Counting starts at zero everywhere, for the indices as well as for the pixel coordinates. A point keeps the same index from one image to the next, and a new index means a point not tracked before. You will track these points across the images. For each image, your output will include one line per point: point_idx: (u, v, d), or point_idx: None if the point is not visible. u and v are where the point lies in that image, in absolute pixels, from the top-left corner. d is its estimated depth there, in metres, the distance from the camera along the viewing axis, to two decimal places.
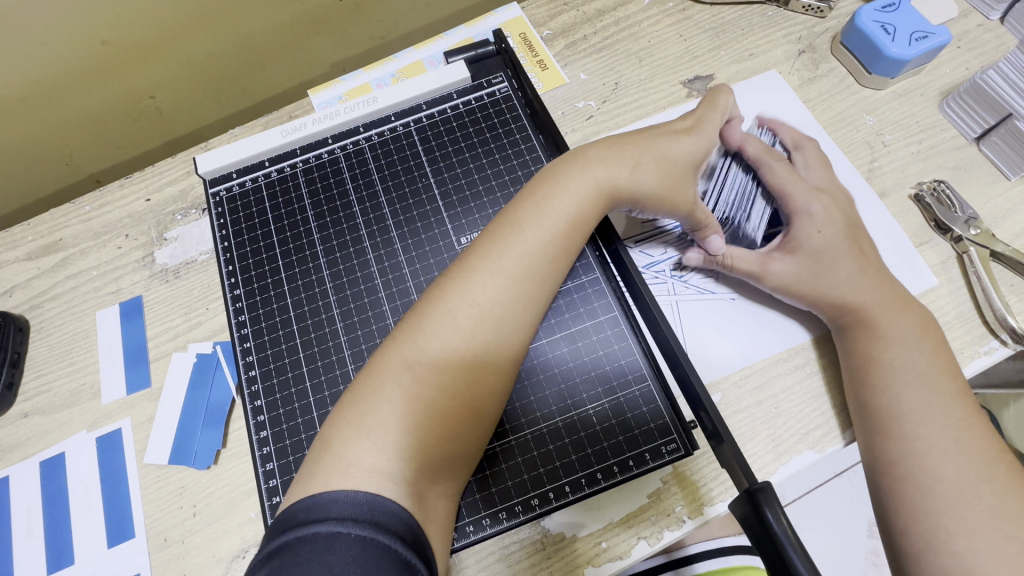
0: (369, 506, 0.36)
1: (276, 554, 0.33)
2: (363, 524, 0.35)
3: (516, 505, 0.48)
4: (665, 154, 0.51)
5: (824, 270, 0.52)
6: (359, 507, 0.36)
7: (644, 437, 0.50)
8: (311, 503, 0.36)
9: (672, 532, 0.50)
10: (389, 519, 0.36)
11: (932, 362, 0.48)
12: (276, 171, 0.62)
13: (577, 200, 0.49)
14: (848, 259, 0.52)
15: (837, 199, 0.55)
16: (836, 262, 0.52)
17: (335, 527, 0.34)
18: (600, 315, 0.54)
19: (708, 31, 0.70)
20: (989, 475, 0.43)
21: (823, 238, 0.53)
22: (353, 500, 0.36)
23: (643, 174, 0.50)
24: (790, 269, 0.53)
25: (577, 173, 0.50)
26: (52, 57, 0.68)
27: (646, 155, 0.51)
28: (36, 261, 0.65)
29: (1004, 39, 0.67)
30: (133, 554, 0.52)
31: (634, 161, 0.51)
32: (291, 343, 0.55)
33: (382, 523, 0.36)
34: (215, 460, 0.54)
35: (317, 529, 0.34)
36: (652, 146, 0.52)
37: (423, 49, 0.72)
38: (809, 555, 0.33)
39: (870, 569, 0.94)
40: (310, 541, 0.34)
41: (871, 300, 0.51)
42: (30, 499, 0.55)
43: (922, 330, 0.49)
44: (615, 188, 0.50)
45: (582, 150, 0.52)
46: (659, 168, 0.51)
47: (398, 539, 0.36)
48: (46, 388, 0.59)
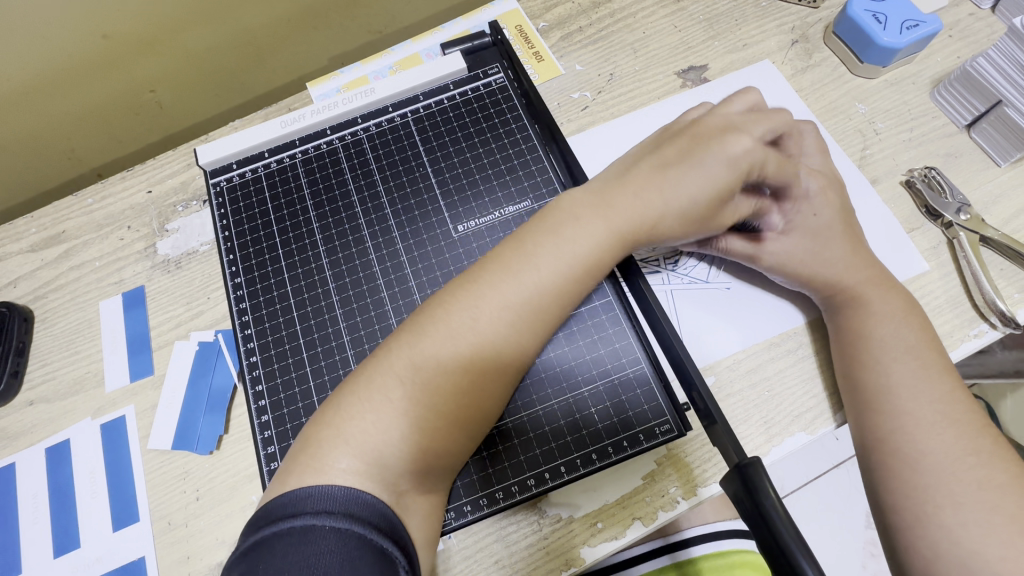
0: (344, 499, 0.38)
1: (256, 548, 0.36)
2: (339, 516, 0.37)
3: (512, 486, 0.49)
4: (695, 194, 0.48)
5: (820, 252, 0.53)
6: (333, 501, 0.38)
7: (638, 419, 0.51)
8: (287, 500, 0.38)
9: (666, 513, 0.51)
10: (365, 510, 0.38)
11: (919, 339, 0.49)
12: (276, 161, 0.63)
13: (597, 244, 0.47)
14: (842, 240, 0.53)
15: (831, 180, 0.55)
16: (830, 242, 0.53)
17: (310, 520, 0.36)
18: (594, 300, 0.55)
19: (702, 22, 0.70)
20: (976, 451, 0.44)
21: (817, 219, 0.53)
22: (327, 495, 0.38)
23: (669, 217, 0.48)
24: (784, 249, 0.54)
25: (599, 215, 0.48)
26: (56, 50, 0.69)
27: (673, 202, 0.48)
28: (41, 253, 0.65)
29: (995, 27, 0.67)
30: (139, 538, 0.53)
31: (659, 210, 0.48)
32: (291, 330, 0.56)
33: (358, 514, 0.38)
34: (218, 445, 0.55)
35: (294, 524, 0.36)
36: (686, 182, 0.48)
37: (421, 42, 0.72)
38: (815, 556, 0.32)
39: (868, 560, 0.95)
40: (285, 535, 0.36)
41: (861, 280, 0.52)
42: (36, 485, 0.56)
43: (909, 309, 0.50)
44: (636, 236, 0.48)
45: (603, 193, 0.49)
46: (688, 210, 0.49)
47: (374, 528, 0.38)
48: (50, 376, 0.60)
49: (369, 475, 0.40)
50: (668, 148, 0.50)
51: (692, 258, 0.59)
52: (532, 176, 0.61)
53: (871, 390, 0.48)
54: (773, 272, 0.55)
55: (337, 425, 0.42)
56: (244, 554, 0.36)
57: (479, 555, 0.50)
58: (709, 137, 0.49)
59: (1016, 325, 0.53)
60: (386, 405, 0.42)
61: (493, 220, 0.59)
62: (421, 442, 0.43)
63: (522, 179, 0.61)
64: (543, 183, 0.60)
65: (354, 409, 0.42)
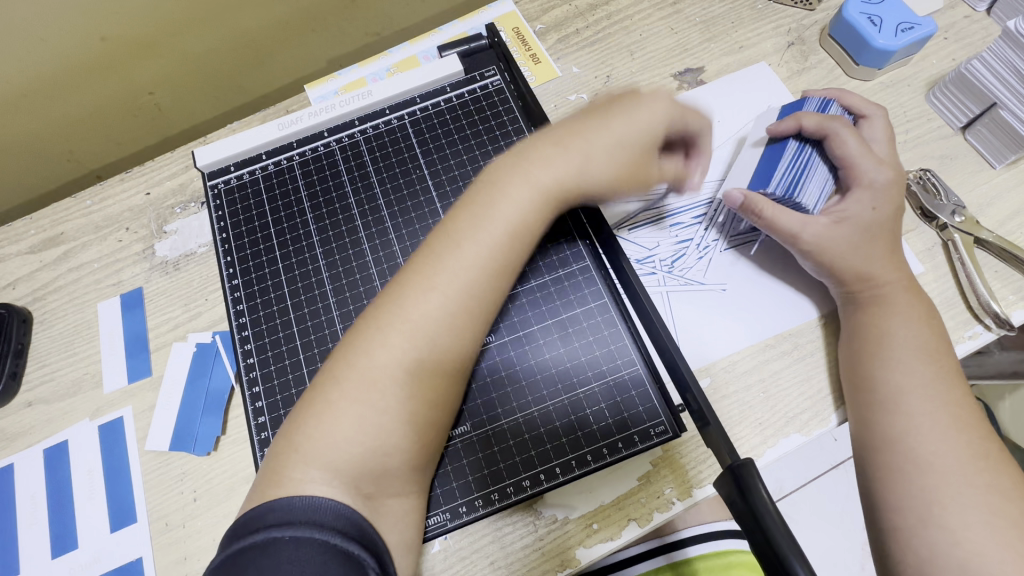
0: (305, 508, 0.38)
1: (221, 566, 0.36)
2: (299, 525, 0.37)
3: (508, 487, 0.50)
4: (620, 139, 0.50)
5: (861, 246, 0.53)
6: (296, 512, 0.38)
7: (633, 420, 0.51)
8: (250, 516, 0.38)
9: (662, 514, 0.51)
10: (329, 517, 0.38)
11: (915, 341, 0.49)
12: (274, 164, 0.63)
13: (523, 207, 0.48)
14: (883, 242, 0.53)
15: (897, 174, 0.55)
16: (875, 242, 0.53)
17: (270, 533, 0.36)
18: (590, 302, 0.55)
19: (698, 25, 0.71)
20: (969, 453, 0.44)
21: (872, 214, 0.53)
22: (291, 506, 0.38)
23: (593, 173, 0.50)
24: (830, 236, 0.53)
25: (521, 177, 0.49)
26: (54, 53, 0.70)
27: (596, 149, 0.50)
28: (39, 254, 0.66)
29: (991, 30, 0.67)
30: (136, 539, 0.53)
31: (583, 159, 0.50)
32: (289, 331, 0.56)
33: (320, 521, 0.38)
34: (215, 447, 0.56)
35: (256, 538, 0.36)
36: (602, 137, 0.50)
37: (418, 44, 0.73)
38: (804, 556, 0.32)
39: (865, 560, 0.95)
40: (249, 550, 0.36)
41: (892, 279, 0.52)
42: (34, 486, 0.56)
43: (919, 313, 0.51)
44: (558, 189, 0.49)
45: (530, 146, 0.51)
46: (611, 162, 0.50)
47: (339, 534, 0.38)
48: (49, 377, 0.60)
49: None
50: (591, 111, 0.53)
51: (689, 260, 0.60)
52: None
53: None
54: (807, 256, 0.55)
55: (333, 427, 0.42)
56: (212, 572, 0.36)
57: (475, 556, 0.50)
58: (630, 94, 0.52)
59: (1010, 327, 0.54)
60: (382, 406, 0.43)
61: None
62: None
63: None
64: None
65: (350, 411, 0.43)
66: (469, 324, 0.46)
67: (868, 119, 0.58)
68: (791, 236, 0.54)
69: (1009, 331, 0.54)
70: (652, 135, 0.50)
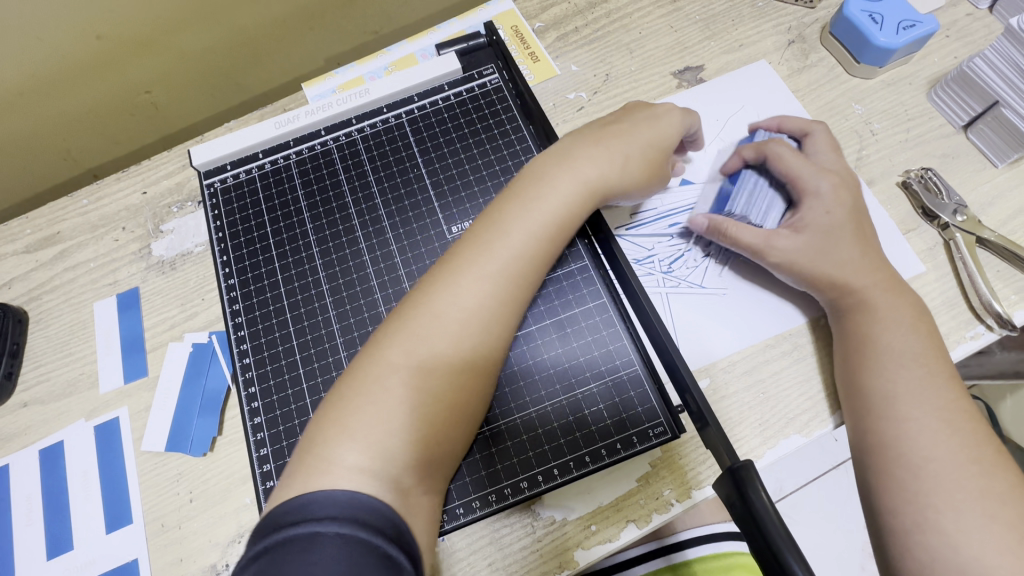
0: (349, 504, 0.36)
1: (259, 558, 0.34)
2: (344, 522, 0.35)
3: (506, 488, 0.49)
4: (651, 142, 0.55)
5: (832, 252, 0.52)
6: (339, 507, 0.36)
7: (632, 421, 0.50)
8: (291, 507, 0.36)
9: (661, 515, 0.50)
10: (370, 515, 0.36)
11: (913, 340, 0.49)
12: (270, 162, 0.63)
13: (575, 200, 0.51)
14: (849, 240, 0.53)
15: (844, 179, 0.55)
16: (840, 242, 0.53)
17: (314, 527, 0.35)
18: (588, 302, 0.55)
19: (699, 22, 0.70)
20: (970, 456, 0.44)
21: (828, 217, 0.53)
22: (333, 500, 0.36)
23: (632, 169, 0.54)
24: (793, 246, 0.53)
25: (569, 174, 0.52)
26: (50, 52, 0.69)
27: (633, 148, 0.54)
28: (35, 254, 0.65)
29: (993, 28, 0.67)
30: (132, 540, 0.53)
31: (623, 156, 0.54)
32: (284, 331, 0.55)
33: (364, 519, 0.36)
34: (211, 447, 0.55)
35: (298, 530, 0.35)
36: (634, 138, 0.55)
37: (416, 42, 0.72)
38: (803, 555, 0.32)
39: (867, 559, 0.94)
40: (290, 543, 0.34)
41: (866, 283, 0.51)
42: (30, 487, 0.56)
43: (910, 313, 0.50)
44: (602, 184, 0.52)
45: (572, 144, 0.54)
46: (644, 158, 0.55)
47: (383, 535, 0.36)
48: (45, 377, 0.60)
49: None
50: (609, 118, 0.57)
51: (689, 262, 0.59)
52: None
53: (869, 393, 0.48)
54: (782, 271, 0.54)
55: (331, 430, 0.42)
56: (246, 565, 0.34)
57: (474, 558, 0.50)
58: (641, 107, 0.58)
59: (1012, 327, 0.53)
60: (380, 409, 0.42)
61: None
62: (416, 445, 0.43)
63: None
64: None
65: (347, 414, 0.42)
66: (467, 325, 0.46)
67: (809, 136, 0.58)
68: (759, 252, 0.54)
69: (1010, 331, 0.54)
70: (671, 141, 0.57)
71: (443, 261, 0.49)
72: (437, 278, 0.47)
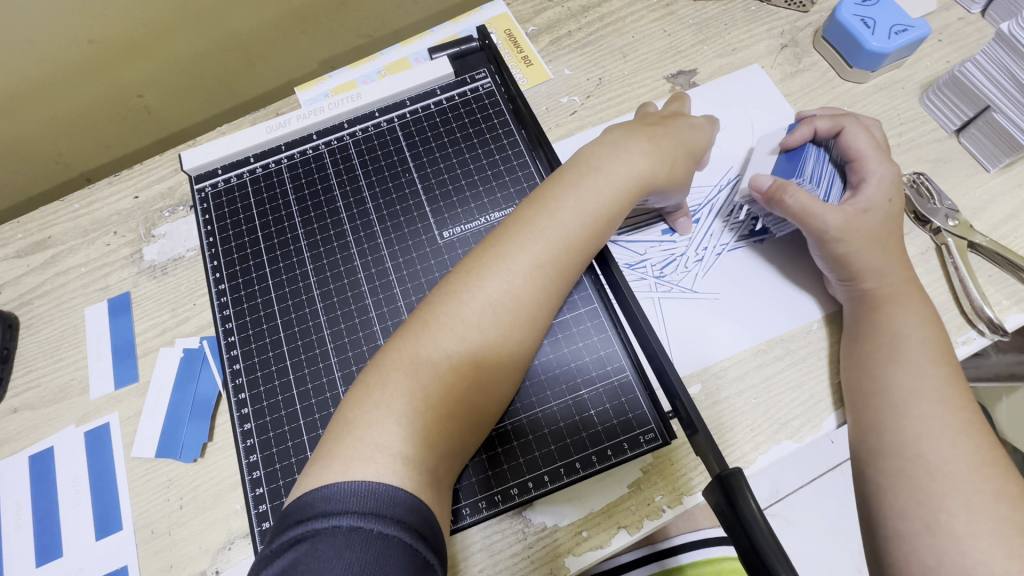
0: (390, 501, 0.36)
1: (299, 545, 0.34)
2: (385, 520, 0.35)
3: (496, 495, 0.49)
4: (691, 152, 0.56)
5: (882, 239, 0.52)
6: (380, 502, 0.35)
7: (623, 427, 0.50)
8: (332, 493, 0.36)
9: (652, 521, 0.50)
10: (408, 516, 0.36)
11: (912, 347, 0.48)
12: (262, 167, 0.63)
13: (624, 202, 0.51)
14: (897, 233, 0.53)
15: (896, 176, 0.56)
16: (893, 232, 0.53)
17: (357, 522, 0.34)
18: (580, 307, 0.55)
19: (692, 26, 0.70)
20: (961, 461, 0.43)
21: (890, 205, 0.53)
22: (374, 494, 0.36)
23: (677, 172, 0.54)
24: (862, 227, 0.52)
25: (623, 172, 0.51)
26: (39, 55, 0.69)
27: (679, 150, 0.54)
28: (26, 259, 0.65)
29: (985, 31, 0.67)
30: (122, 546, 0.53)
31: (671, 158, 0.54)
32: (275, 337, 0.55)
33: (404, 520, 0.35)
34: (201, 453, 0.55)
35: (341, 522, 0.34)
36: (679, 139, 0.55)
37: (409, 46, 0.72)
38: (788, 557, 0.32)
39: (862, 563, 0.94)
40: (331, 533, 0.34)
41: (904, 274, 0.52)
42: (19, 493, 0.56)
43: (925, 317, 0.50)
44: (645, 184, 0.52)
45: (624, 139, 0.53)
46: (686, 162, 0.55)
47: (419, 537, 0.36)
48: (35, 382, 0.60)
49: None
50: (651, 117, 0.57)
51: (681, 268, 0.59)
52: (518, 181, 0.60)
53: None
54: (841, 248, 0.52)
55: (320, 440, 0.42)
56: (286, 548, 0.34)
57: (465, 565, 0.49)
58: (678, 109, 0.59)
59: (1003, 332, 0.53)
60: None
61: (479, 226, 0.59)
62: None
63: (508, 185, 0.60)
64: (527, 188, 0.60)
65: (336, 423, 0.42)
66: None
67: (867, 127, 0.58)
68: (815, 223, 0.53)
69: (1002, 336, 0.54)
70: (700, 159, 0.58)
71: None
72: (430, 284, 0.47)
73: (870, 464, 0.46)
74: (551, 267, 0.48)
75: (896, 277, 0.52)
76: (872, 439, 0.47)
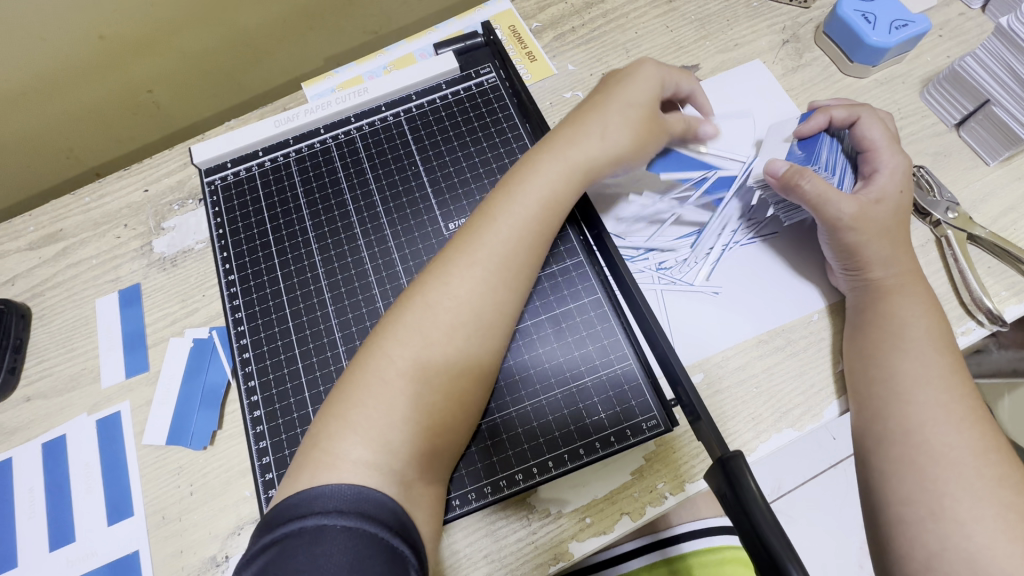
0: (352, 498, 0.38)
1: (268, 550, 0.35)
2: (350, 515, 0.37)
3: (501, 480, 0.50)
4: (630, 102, 0.55)
5: (891, 230, 0.53)
6: (343, 500, 0.38)
7: (627, 414, 0.51)
8: (298, 500, 0.38)
9: (654, 508, 0.51)
10: (373, 509, 0.38)
11: (917, 336, 0.49)
12: (270, 160, 0.64)
13: (554, 181, 0.52)
14: (907, 226, 0.54)
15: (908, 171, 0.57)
16: (902, 225, 0.54)
17: (322, 520, 0.36)
18: (583, 297, 0.55)
19: (694, 22, 0.71)
20: (963, 448, 0.44)
21: (901, 197, 0.54)
22: (336, 494, 0.38)
23: (616, 137, 0.54)
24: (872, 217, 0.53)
25: (551, 158, 0.53)
26: (51, 51, 0.70)
27: (611, 118, 0.54)
28: (38, 251, 0.66)
29: (986, 27, 0.68)
30: (133, 532, 0.54)
31: (602, 130, 0.54)
32: (284, 326, 0.56)
33: (369, 513, 0.38)
34: (211, 441, 0.56)
35: (304, 524, 0.36)
36: (611, 106, 0.55)
37: (414, 42, 0.73)
38: (784, 533, 0.33)
39: (864, 558, 0.95)
40: (297, 535, 0.36)
41: (910, 265, 0.53)
42: (32, 480, 0.57)
43: (927, 307, 0.51)
44: (588, 161, 0.53)
45: (554, 134, 0.55)
46: (627, 125, 0.54)
47: (384, 527, 0.38)
48: (47, 372, 0.61)
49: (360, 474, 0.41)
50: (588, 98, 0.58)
51: (685, 262, 0.60)
52: None
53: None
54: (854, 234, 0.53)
55: (332, 427, 0.43)
56: (255, 556, 0.35)
57: (470, 549, 0.50)
58: (614, 73, 0.59)
59: (1003, 323, 0.54)
60: (377, 403, 0.43)
61: None
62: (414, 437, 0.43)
63: None
64: None
65: (348, 410, 0.43)
66: (470, 323, 0.47)
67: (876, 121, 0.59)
68: (829, 210, 0.53)
69: (1001, 327, 0.54)
70: (651, 97, 0.56)
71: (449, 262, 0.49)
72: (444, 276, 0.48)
73: (872, 452, 0.47)
74: None
75: (900, 266, 0.53)
76: (873, 428, 0.48)
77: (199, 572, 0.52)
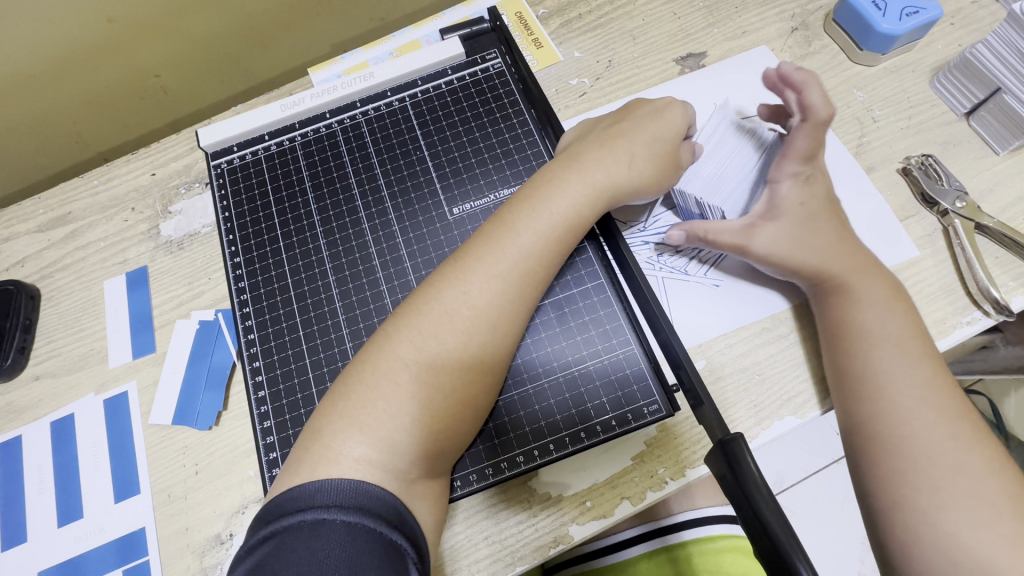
0: (352, 493, 0.39)
1: (267, 541, 0.37)
2: (348, 510, 0.38)
3: (503, 462, 0.50)
4: (656, 135, 0.55)
5: (805, 240, 0.53)
6: (343, 495, 0.38)
7: (627, 399, 0.51)
8: (296, 494, 0.39)
9: (654, 493, 0.51)
10: (374, 503, 0.39)
11: (889, 319, 0.49)
12: (276, 144, 0.64)
13: (577, 203, 0.50)
14: (825, 229, 0.54)
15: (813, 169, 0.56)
16: (815, 230, 0.53)
17: (320, 514, 0.37)
18: (587, 282, 0.55)
19: (702, 9, 0.70)
20: (968, 437, 0.44)
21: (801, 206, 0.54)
22: (337, 488, 0.39)
23: (640, 167, 0.53)
24: (777, 234, 0.53)
25: (575, 177, 0.51)
26: (60, 34, 0.70)
27: (639, 145, 0.54)
28: (47, 233, 0.67)
29: (998, 15, 0.67)
30: (139, 509, 0.55)
31: (629, 155, 0.53)
32: (288, 308, 0.57)
33: (367, 507, 0.38)
34: (216, 421, 0.57)
35: (303, 518, 0.37)
36: (639, 134, 0.55)
37: (421, 28, 0.73)
38: (776, 503, 0.33)
39: (867, 552, 0.94)
40: (296, 528, 0.37)
41: (848, 266, 0.52)
42: (41, 457, 0.58)
43: (890, 302, 0.50)
44: (610, 188, 0.52)
45: (577, 152, 0.54)
46: (652, 156, 0.54)
47: (384, 522, 0.38)
48: (55, 352, 0.62)
49: (373, 459, 0.41)
50: (618, 122, 0.57)
51: (688, 253, 0.59)
52: (527, 160, 0.61)
53: (856, 374, 0.48)
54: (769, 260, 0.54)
55: (347, 411, 0.43)
56: (253, 549, 0.37)
57: (470, 530, 0.51)
58: (645, 102, 0.59)
59: (1009, 313, 0.53)
60: (396, 387, 0.44)
61: (488, 203, 0.60)
62: (419, 421, 0.44)
63: (517, 164, 0.61)
64: (536, 166, 0.61)
65: (366, 395, 0.43)
66: (480, 310, 0.46)
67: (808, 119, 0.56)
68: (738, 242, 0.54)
69: (1007, 317, 0.54)
70: (677, 133, 0.56)
71: (459, 251, 0.49)
72: (455, 264, 0.48)
73: None
74: (558, 241, 0.50)
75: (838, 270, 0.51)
76: None
77: (203, 550, 0.53)
